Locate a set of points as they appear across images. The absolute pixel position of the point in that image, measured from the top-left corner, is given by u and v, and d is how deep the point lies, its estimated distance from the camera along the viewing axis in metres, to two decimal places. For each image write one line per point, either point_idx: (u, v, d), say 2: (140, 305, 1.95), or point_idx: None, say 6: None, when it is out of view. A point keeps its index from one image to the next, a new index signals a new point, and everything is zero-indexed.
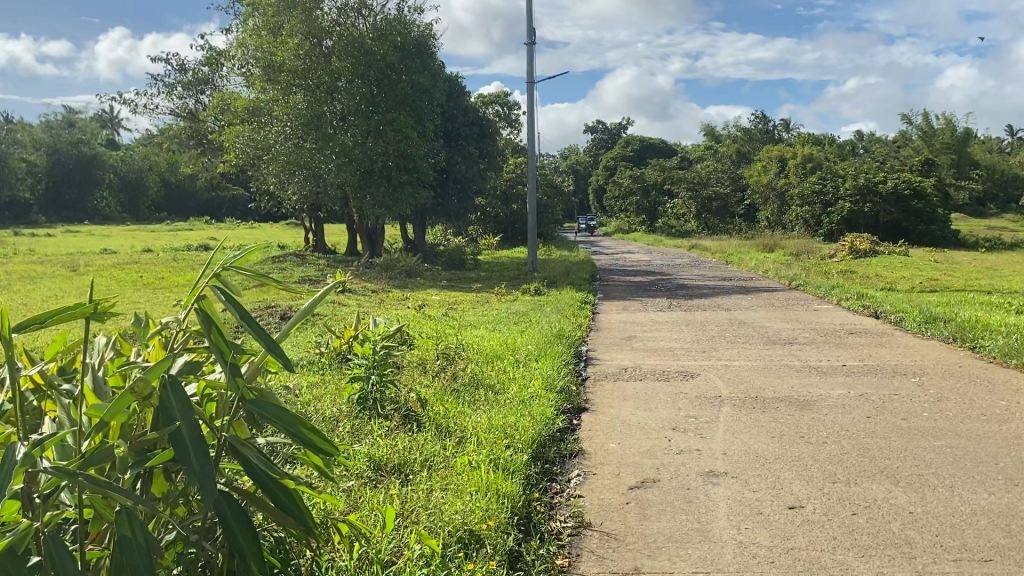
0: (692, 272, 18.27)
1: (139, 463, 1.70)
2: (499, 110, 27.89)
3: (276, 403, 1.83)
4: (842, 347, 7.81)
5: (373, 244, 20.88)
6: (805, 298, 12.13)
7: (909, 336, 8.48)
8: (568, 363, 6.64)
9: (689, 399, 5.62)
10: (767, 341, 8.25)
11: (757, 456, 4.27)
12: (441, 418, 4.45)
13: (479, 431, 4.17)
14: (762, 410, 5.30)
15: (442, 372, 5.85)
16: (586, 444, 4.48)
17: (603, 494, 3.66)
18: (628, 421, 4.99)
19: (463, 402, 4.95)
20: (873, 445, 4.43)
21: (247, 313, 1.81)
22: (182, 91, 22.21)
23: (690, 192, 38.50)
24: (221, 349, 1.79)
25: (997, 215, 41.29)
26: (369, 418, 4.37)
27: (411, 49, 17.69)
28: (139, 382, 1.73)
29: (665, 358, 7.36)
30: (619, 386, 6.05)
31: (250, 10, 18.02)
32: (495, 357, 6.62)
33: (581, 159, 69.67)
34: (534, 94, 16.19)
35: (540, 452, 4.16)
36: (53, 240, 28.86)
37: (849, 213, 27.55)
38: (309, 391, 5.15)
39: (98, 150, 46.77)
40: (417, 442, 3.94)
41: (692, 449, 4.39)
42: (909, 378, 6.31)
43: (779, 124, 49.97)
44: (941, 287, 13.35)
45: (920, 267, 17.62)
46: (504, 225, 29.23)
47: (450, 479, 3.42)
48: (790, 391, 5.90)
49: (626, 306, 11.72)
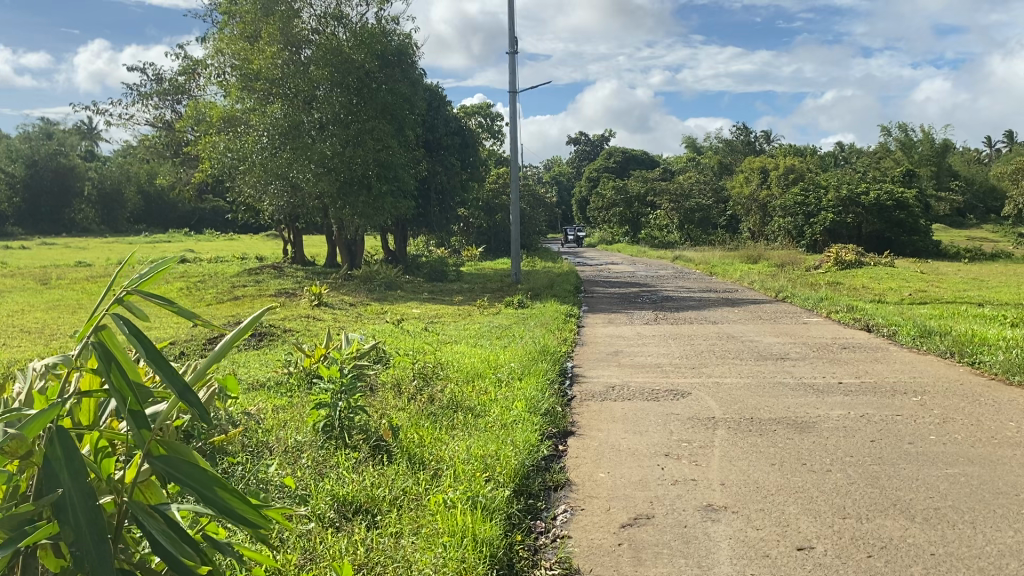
0: (676, 283, 18.02)
1: (14, 540, 1.36)
2: (482, 121, 27.63)
3: (191, 462, 1.49)
4: (837, 363, 7.51)
5: (353, 254, 20.51)
6: (793, 311, 11.85)
7: (904, 350, 8.21)
8: (552, 381, 6.28)
9: (681, 421, 5.28)
10: (758, 356, 7.94)
11: (758, 486, 3.94)
12: (414, 448, 4.09)
13: (456, 463, 3.83)
14: (758, 433, 4.97)
15: (417, 394, 5.49)
16: (573, 473, 4.14)
17: (593, 534, 3.32)
18: (617, 446, 4.66)
19: (441, 429, 4.60)
20: (881, 473, 4.12)
21: (153, 348, 1.45)
22: (157, 100, 21.82)
23: (673, 204, 38.34)
24: (123, 396, 1.44)
25: (976, 226, 41.37)
26: (335, 448, 4.02)
27: (390, 58, 17.49)
28: (12, 439, 1.38)
29: (654, 375, 7.02)
30: (607, 407, 5.71)
31: (227, 18, 17.79)
32: (476, 376, 6.26)
33: (563, 171, 69.64)
34: (516, 102, 15.92)
35: (523, 485, 3.83)
36: (27, 252, 28.39)
37: (832, 224, 27.46)
38: (275, 417, 4.79)
39: (75, 161, 46.04)
40: (386, 477, 3.58)
41: (687, 478, 4.06)
42: (910, 396, 6.00)
43: (760, 136, 50.05)
44: (931, 298, 13.11)
45: (906, 278, 17.46)
46: (487, 236, 28.85)
47: (423, 524, 3.07)
48: (787, 412, 5.58)
49: (613, 318, 11.41)
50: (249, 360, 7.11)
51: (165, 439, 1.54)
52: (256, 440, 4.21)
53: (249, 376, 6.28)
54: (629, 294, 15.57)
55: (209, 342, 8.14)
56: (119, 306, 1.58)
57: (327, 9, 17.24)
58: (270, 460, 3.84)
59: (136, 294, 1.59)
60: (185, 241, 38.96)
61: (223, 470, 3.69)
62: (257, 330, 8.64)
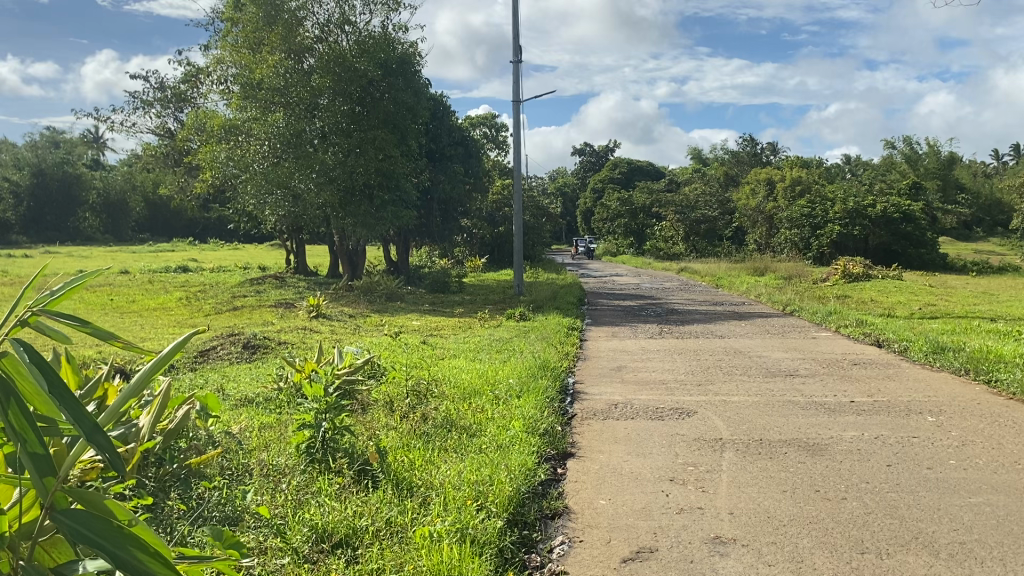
0: (682, 295, 17.79)
1: None
2: (487, 132, 27.50)
3: (96, 514, 1.28)
4: (847, 381, 7.23)
5: (354, 266, 20.32)
6: (801, 325, 11.56)
7: (916, 367, 7.94)
8: (552, 400, 6.02)
9: (687, 443, 5.02)
10: (766, 373, 7.67)
11: (770, 516, 3.70)
12: (402, 472, 3.85)
13: (447, 489, 3.60)
14: (769, 456, 4.72)
15: (410, 412, 5.23)
16: (572, 500, 3.89)
17: (592, 570, 3.08)
18: (619, 470, 4.42)
19: (433, 451, 4.36)
20: (900, 503, 3.87)
21: (60, 385, 1.26)
22: (159, 108, 21.70)
23: (678, 215, 38.07)
24: (22, 439, 1.22)
25: (983, 238, 41.04)
26: (319, 471, 3.79)
27: (393, 66, 16.79)
28: None
29: (658, 392, 6.75)
30: (609, 427, 5.45)
31: (229, 26, 17.72)
32: (473, 394, 6.01)
33: (567, 182, 69.41)
34: (520, 114, 15.73)
35: (518, 514, 3.59)
36: (30, 261, 28.31)
37: (839, 236, 27.20)
38: (258, 437, 4.56)
39: (81, 170, 45.87)
40: (371, 506, 3.36)
41: (693, 507, 3.81)
42: (926, 417, 5.73)
43: (766, 147, 49.77)
44: (941, 313, 12.83)
45: (914, 291, 17.23)
46: (490, 247, 28.62)
47: (405, 560, 2.84)
48: (798, 432, 5.32)
49: (616, 332, 11.15)
50: (239, 375, 6.87)
51: (75, 491, 1.35)
52: (236, 462, 3.99)
53: (236, 392, 6.03)
54: (633, 306, 15.31)
55: (199, 355, 7.90)
56: (21, 330, 1.41)
57: (331, 16, 17.09)
58: (250, 485, 3.62)
59: (41, 317, 1.43)
60: (189, 250, 38.84)
61: (198, 495, 3.46)
62: (249, 342, 8.41)
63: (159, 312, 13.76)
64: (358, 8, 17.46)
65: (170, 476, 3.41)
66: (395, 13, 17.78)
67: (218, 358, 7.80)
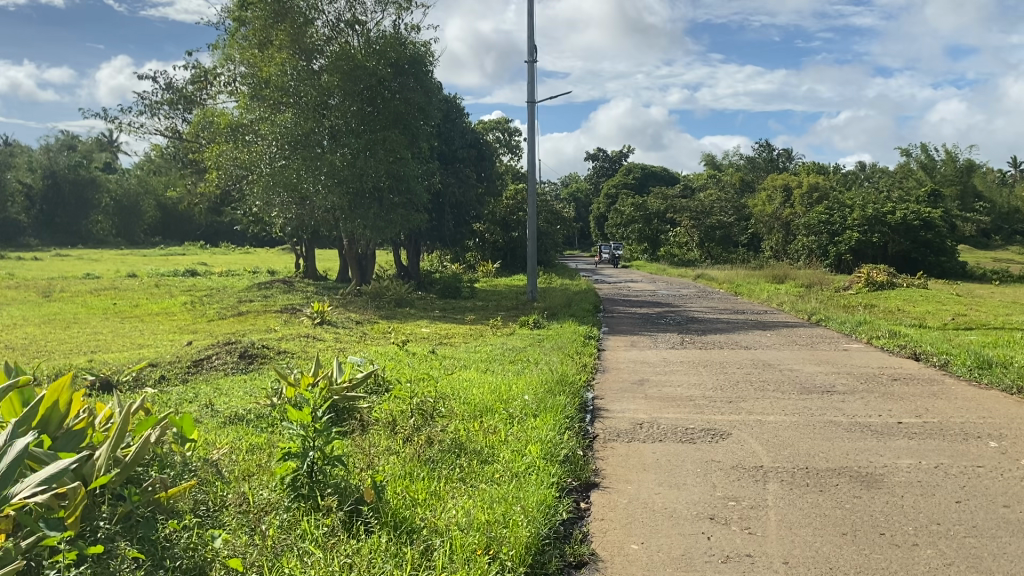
0: (701, 303, 17.22)
1: None
2: (499, 136, 27.07)
3: None
4: (890, 399, 6.65)
5: (363, 270, 19.76)
6: (830, 336, 11.01)
7: (963, 384, 7.35)
8: (572, 420, 5.48)
9: (724, 471, 4.48)
10: (801, 390, 7.07)
11: (832, 568, 3.14)
12: (402, 512, 3.32)
13: (453, 533, 3.08)
14: (819, 489, 4.16)
15: (414, 435, 4.68)
16: (598, 544, 3.36)
17: None
18: (650, 505, 3.87)
19: (438, 482, 3.84)
20: (984, 551, 3.31)
21: None
22: (167, 109, 21.27)
23: (692, 221, 37.46)
24: None
25: (1002, 246, 40.09)
26: (305, 511, 3.27)
27: (405, 66, 16.35)
28: None
29: (685, 409, 6.24)
30: (635, 450, 4.92)
31: (238, 25, 17.34)
32: (484, 413, 5.47)
33: (580, 186, 69.18)
34: (534, 116, 15.25)
35: (536, 563, 3.07)
36: (39, 262, 28.10)
37: (858, 243, 26.61)
38: (242, 463, 4.06)
39: (94, 173, 45.75)
40: (363, 557, 2.83)
41: (741, 554, 3.26)
42: (988, 443, 5.16)
43: (782, 153, 49.05)
44: (973, 324, 12.25)
45: (942, 301, 16.55)
46: (502, 252, 28.18)
47: None
48: (847, 460, 4.75)
49: (635, 342, 10.56)
50: (232, 389, 6.35)
51: None
52: (213, 495, 3.48)
53: (225, 407, 5.55)
54: (652, 314, 14.66)
55: (193, 365, 7.42)
56: None
57: (343, 15, 16.80)
58: (221, 527, 3.10)
59: None
60: (199, 254, 38.52)
61: (163, 538, 2.91)
62: (246, 351, 7.91)
63: (161, 317, 13.36)
64: (369, 7, 17.06)
65: (129, 514, 2.86)
66: (407, 12, 17.30)
67: (211, 369, 7.32)
